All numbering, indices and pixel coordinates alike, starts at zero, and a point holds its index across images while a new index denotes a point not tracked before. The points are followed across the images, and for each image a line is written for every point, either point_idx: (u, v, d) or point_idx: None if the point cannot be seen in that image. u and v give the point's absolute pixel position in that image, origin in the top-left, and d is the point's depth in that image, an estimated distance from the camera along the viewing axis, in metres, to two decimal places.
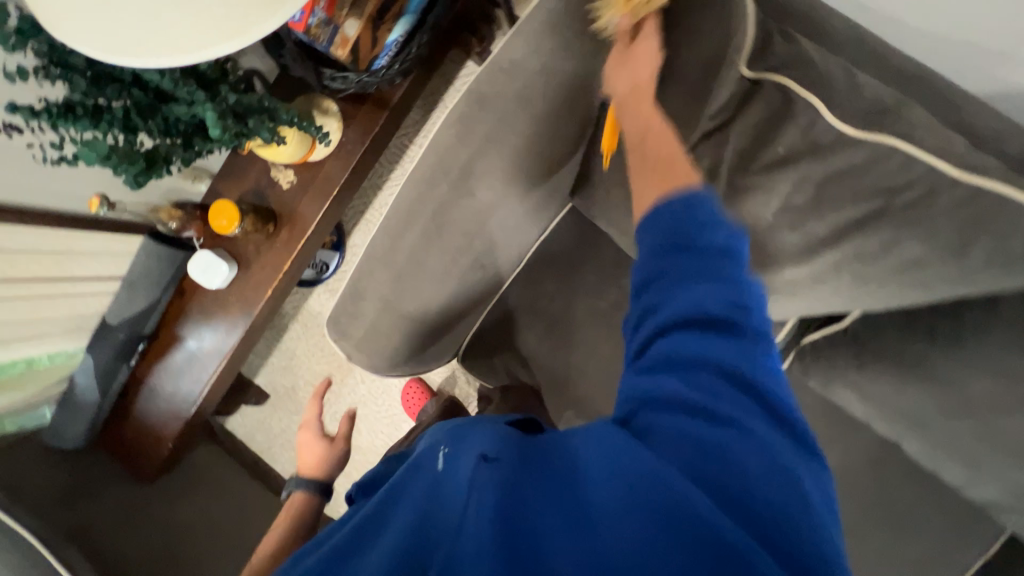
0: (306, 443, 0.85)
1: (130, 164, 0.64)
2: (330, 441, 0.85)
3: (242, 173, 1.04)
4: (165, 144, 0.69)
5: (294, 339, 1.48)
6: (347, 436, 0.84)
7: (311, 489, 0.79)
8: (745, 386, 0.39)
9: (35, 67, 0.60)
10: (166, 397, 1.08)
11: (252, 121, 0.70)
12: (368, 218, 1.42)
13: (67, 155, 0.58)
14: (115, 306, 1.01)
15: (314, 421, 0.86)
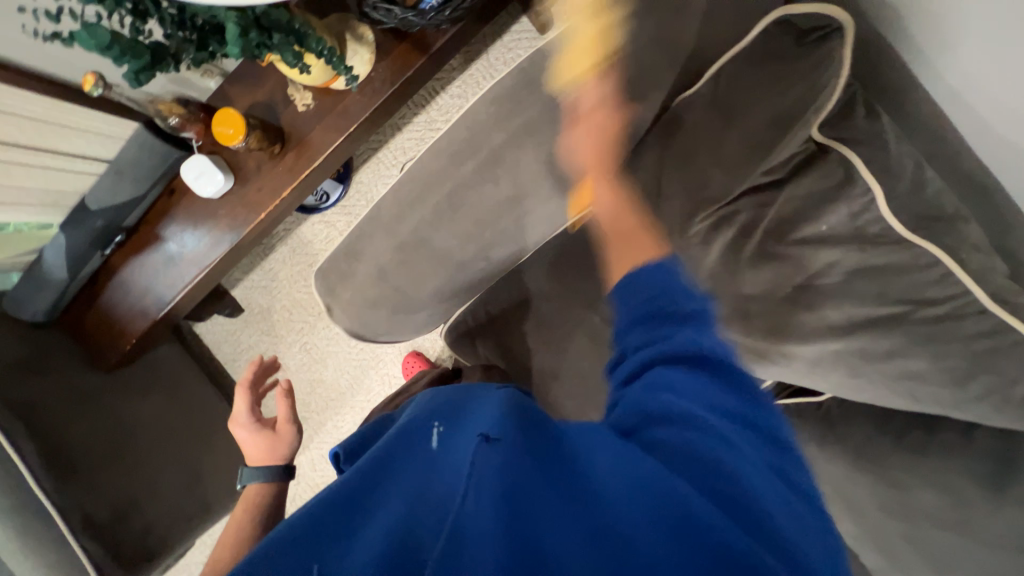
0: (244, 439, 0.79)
1: (134, 58, 0.58)
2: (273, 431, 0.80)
3: (257, 83, 0.96)
4: (178, 37, 0.62)
5: (278, 262, 1.44)
6: (290, 414, 0.82)
7: (270, 477, 0.75)
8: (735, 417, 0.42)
9: None
10: (136, 293, 1.05)
11: (277, 38, 0.63)
12: (381, 158, 1.36)
13: (62, 32, 0.52)
14: (98, 189, 0.95)
15: (247, 412, 0.81)
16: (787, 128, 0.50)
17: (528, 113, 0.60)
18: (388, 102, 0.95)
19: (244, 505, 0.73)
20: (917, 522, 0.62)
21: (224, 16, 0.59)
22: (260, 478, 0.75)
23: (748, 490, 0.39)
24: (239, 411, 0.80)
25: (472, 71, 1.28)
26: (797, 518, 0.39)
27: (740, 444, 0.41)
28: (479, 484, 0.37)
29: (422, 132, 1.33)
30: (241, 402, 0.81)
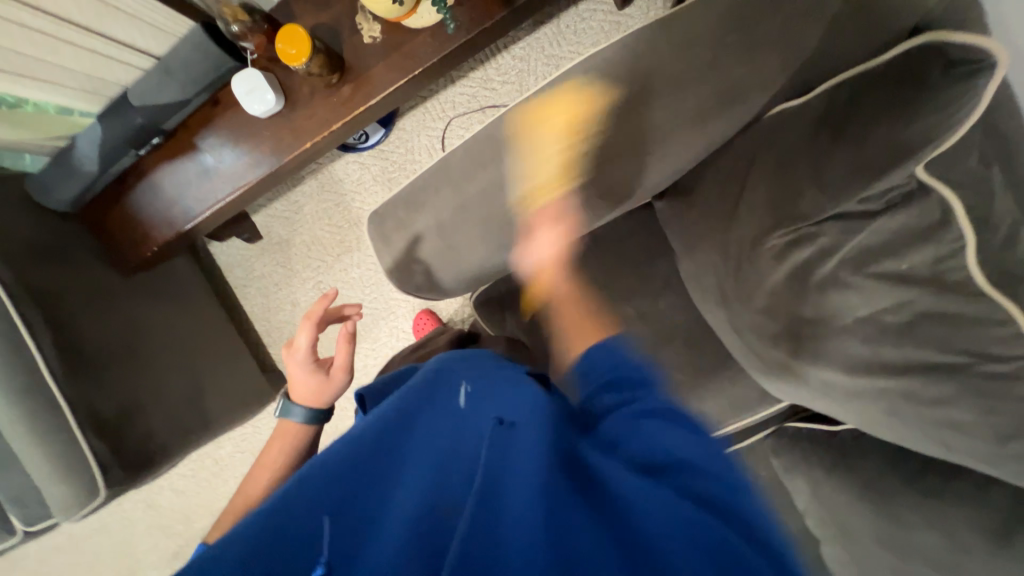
0: (297, 372, 0.82)
1: None
2: (326, 373, 0.82)
3: (324, 4, 0.90)
4: None
5: (305, 196, 1.41)
6: (345, 365, 0.82)
7: (312, 419, 0.80)
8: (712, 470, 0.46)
9: None
10: (163, 200, 1.02)
11: None
12: (428, 108, 1.31)
13: None
14: (142, 86, 0.91)
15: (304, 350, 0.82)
16: (896, 161, 0.48)
17: (624, 93, 0.58)
18: (457, 51, 0.91)
19: (283, 438, 0.79)
20: (910, 560, 0.65)
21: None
22: (302, 418, 0.80)
23: (731, 492, 0.45)
24: (301, 345, 0.81)
25: (538, 34, 1.22)
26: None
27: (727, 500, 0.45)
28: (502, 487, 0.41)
29: (476, 90, 1.28)
30: (305, 335, 0.82)
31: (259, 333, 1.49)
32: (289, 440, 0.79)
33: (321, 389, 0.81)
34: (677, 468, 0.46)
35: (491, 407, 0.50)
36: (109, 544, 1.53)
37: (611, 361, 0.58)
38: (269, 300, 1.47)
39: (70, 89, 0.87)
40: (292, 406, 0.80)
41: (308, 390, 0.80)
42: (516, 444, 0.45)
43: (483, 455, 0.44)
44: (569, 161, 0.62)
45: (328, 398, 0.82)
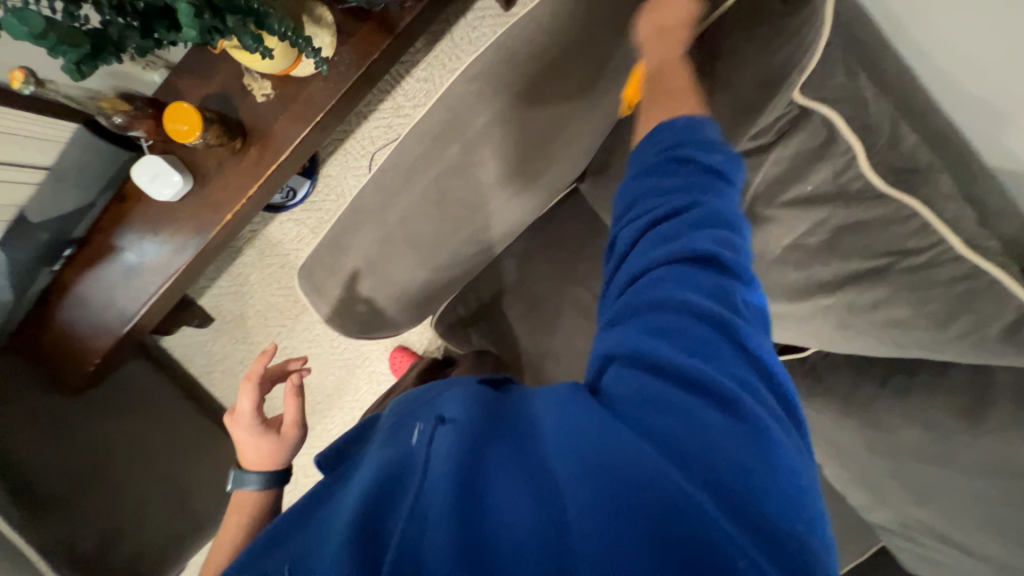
0: (245, 437, 0.78)
1: (73, 46, 0.53)
2: (276, 433, 0.78)
3: (209, 73, 0.89)
4: (117, 24, 0.56)
5: (248, 265, 1.37)
6: (296, 420, 0.79)
7: (268, 485, 0.75)
8: (723, 372, 0.39)
9: None
10: (94, 309, 0.97)
11: (233, 20, 0.59)
12: (348, 149, 1.30)
13: None
14: (42, 199, 0.87)
15: (248, 415, 0.78)
16: (772, 93, 0.52)
17: (513, 85, 0.58)
18: (354, 88, 0.90)
19: (241, 510, 0.73)
20: (901, 460, 0.67)
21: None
22: (257, 485, 0.75)
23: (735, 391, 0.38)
24: (245, 408, 0.78)
25: (437, 52, 1.23)
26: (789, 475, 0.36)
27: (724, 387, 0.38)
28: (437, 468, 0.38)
29: (390, 119, 1.28)
30: (248, 396, 0.78)
31: None
32: (243, 513, 0.73)
33: (273, 451, 0.77)
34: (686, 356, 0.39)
35: (446, 396, 0.47)
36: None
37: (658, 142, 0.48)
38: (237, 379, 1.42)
39: None
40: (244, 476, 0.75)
41: (259, 454, 0.76)
42: (449, 446, 0.39)
43: (425, 455, 0.40)
44: (478, 167, 0.62)
45: (283, 459, 0.78)
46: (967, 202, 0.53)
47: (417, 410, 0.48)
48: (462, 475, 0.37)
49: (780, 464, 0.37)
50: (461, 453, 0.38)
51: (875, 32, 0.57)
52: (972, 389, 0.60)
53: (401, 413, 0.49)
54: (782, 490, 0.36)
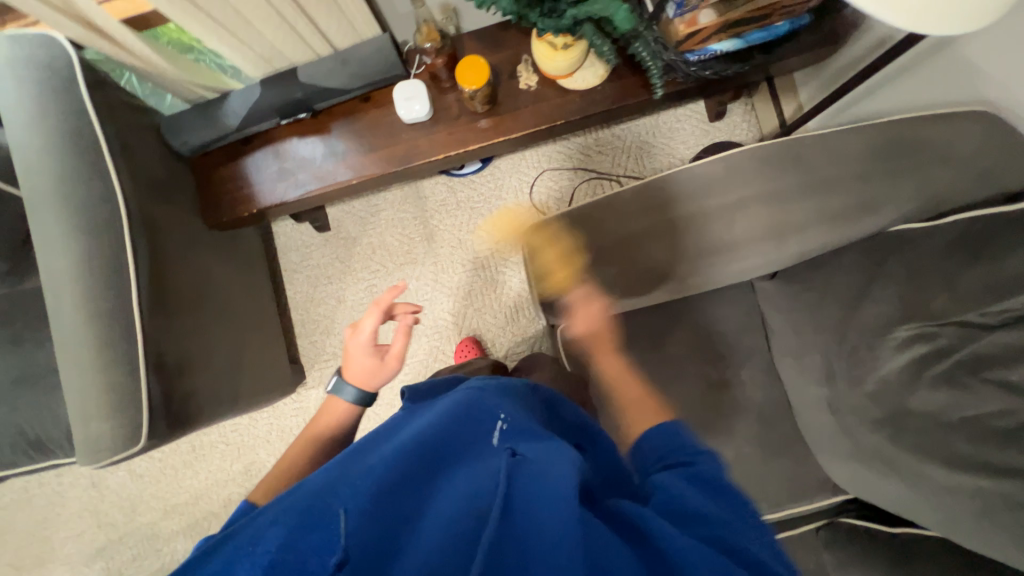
0: (354, 351, 0.85)
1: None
2: (381, 357, 0.85)
3: (494, 46, 1.02)
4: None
5: (387, 202, 1.45)
6: (400, 356, 0.85)
7: (362, 400, 0.84)
8: (747, 539, 0.47)
9: None
10: (280, 168, 1.06)
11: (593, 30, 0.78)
12: (524, 156, 1.44)
13: None
14: (316, 66, 0.98)
15: (364, 332, 0.85)
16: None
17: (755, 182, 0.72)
18: (597, 115, 1.04)
19: (333, 413, 0.83)
20: None
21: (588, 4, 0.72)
22: (354, 397, 0.83)
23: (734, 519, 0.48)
24: (365, 327, 0.85)
25: (639, 122, 1.40)
26: None
27: (739, 532, 0.47)
28: (513, 494, 0.45)
29: (572, 152, 1.42)
30: (371, 320, 0.85)
31: (294, 320, 1.45)
32: (334, 416, 0.82)
33: (373, 373, 0.85)
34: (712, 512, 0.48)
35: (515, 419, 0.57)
36: (74, 506, 1.46)
37: (651, 450, 0.58)
38: (316, 290, 1.45)
39: (251, 51, 0.92)
40: (342, 386, 0.83)
41: (363, 371, 0.84)
42: (538, 469, 0.48)
43: (507, 472, 0.47)
44: (694, 229, 0.74)
45: (378, 383, 0.85)
46: None
47: (482, 411, 0.58)
48: (541, 513, 0.43)
49: None
50: (533, 492, 0.45)
51: None
52: None
53: (472, 401, 0.60)
54: None
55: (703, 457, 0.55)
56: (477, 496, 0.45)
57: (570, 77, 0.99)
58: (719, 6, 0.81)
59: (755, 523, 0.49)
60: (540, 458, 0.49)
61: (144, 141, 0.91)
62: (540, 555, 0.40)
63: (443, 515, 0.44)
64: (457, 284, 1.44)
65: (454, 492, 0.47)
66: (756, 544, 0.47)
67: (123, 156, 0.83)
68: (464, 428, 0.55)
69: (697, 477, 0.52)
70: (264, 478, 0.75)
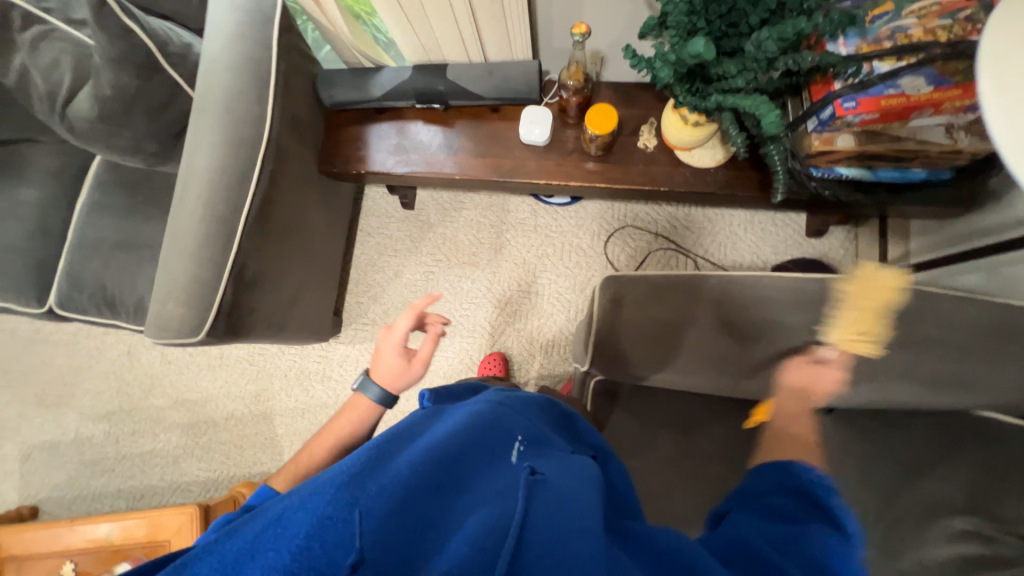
0: (384, 351, 0.88)
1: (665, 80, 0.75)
2: (407, 360, 0.88)
3: (627, 101, 1.07)
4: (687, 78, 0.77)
5: (472, 202, 1.52)
6: (425, 363, 0.88)
7: (384, 401, 0.86)
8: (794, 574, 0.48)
9: None
10: (397, 144, 1.15)
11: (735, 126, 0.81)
12: (612, 206, 1.46)
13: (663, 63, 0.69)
14: (464, 69, 1.06)
15: (394, 337, 0.88)
16: None
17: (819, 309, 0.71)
18: (701, 194, 1.05)
19: (354, 412, 0.86)
20: None
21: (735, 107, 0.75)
22: (377, 396, 0.86)
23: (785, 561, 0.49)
24: (395, 330, 0.88)
25: (732, 212, 1.40)
26: None
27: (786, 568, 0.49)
28: (533, 516, 0.48)
29: (659, 218, 1.44)
30: (402, 323, 0.89)
31: (350, 277, 1.53)
32: (356, 414, 0.85)
33: (398, 375, 0.87)
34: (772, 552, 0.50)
35: (535, 449, 0.61)
36: (104, 365, 1.57)
37: (758, 482, 0.61)
38: (379, 258, 1.54)
39: (417, 40, 1.02)
40: (366, 386, 0.86)
41: (388, 373, 0.86)
42: (551, 497, 0.51)
43: (528, 495, 0.50)
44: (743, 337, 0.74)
45: (401, 385, 0.88)
46: None
47: (504, 427, 0.60)
48: (562, 537, 0.46)
49: None
50: (552, 519, 0.48)
51: None
52: None
53: (497, 413, 0.62)
54: None
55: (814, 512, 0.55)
56: (503, 511, 0.47)
57: (688, 152, 1.02)
58: (861, 137, 0.81)
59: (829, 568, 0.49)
60: (553, 488, 0.53)
61: (301, 86, 1.02)
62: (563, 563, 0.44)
63: (472, 526, 0.45)
64: (507, 299, 1.47)
65: (478, 504, 0.49)
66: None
67: (283, 93, 0.94)
68: (485, 439, 0.57)
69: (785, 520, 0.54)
70: (287, 467, 0.81)
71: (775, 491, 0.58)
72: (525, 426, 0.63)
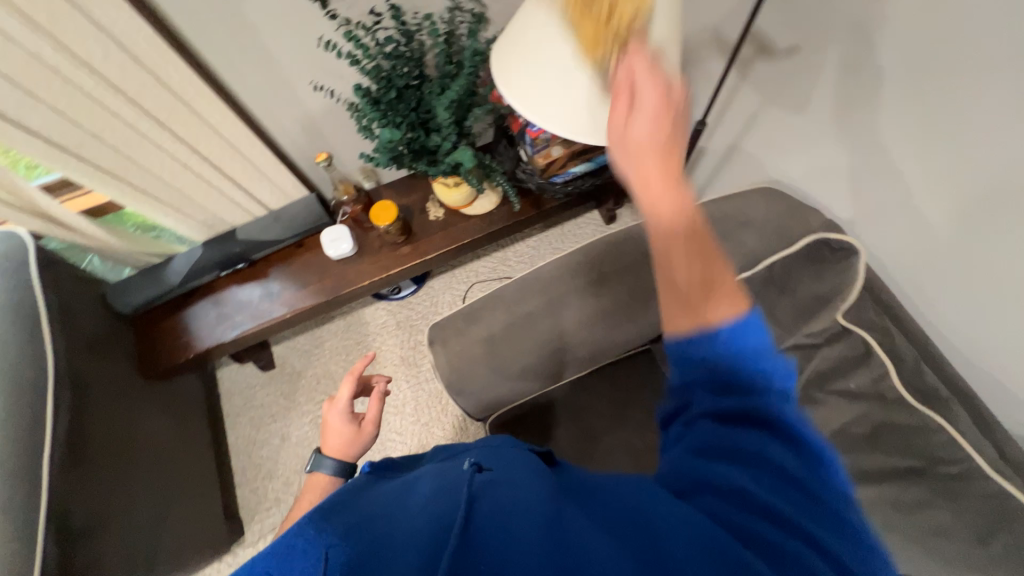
0: (329, 422, 0.78)
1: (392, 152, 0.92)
2: (358, 425, 0.78)
3: (406, 191, 1.25)
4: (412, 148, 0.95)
5: (330, 331, 1.53)
6: (377, 421, 0.78)
7: (343, 474, 0.76)
8: (769, 444, 0.45)
9: (388, 82, 0.88)
10: (218, 315, 1.16)
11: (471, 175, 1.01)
12: (454, 274, 1.60)
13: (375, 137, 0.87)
14: (252, 226, 1.17)
15: (339, 401, 0.78)
16: (823, 309, 0.75)
17: (593, 269, 0.87)
18: (499, 230, 1.22)
19: (312, 492, 0.73)
20: None
21: (455, 158, 0.95)
22: (330, 470, 0.75)
23: (738, 437, 0.46)
24: (338, 397, 0.78)
25: (547, 233, 1.62)
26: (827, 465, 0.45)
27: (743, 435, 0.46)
28: (485, 493, 0.44)
29: (495, 264, 1.60)
30: (344, 389, 0.79)
31: (234, 469, 1.39)
32: (316, 496, 0.73)
33: (351, 441, 0.77)
34: (738, 439, 0.46)
35: (500, 453, 0.58)
36: None
37: (685, 375, 0.49)
38: (258, 432, 1.43)
39: (194, 221, 1.09)
40: (317, 458, 0.75)
41: (338, 441, 0.76)
42: (512, 480, 0.49)
43: (482, 482, 0.47)
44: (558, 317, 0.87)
45: (355, 452, 0.77)
46: (981, 443, 0.63)
47: (457, 461, 0.58)
48: (530, 509, 0.43)
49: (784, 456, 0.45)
50: (517, 499, 0.44)
51: (883, 299, 0.80)
52: None
53: (446, 462, 0.59)
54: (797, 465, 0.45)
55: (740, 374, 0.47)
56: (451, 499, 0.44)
57: (470, 206, 1.20)
58: (565, 143, 1.07)
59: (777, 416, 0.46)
60: (510, 473, 0.51)
61: (86, 309, 1.01)
62: (521, 526, 0.40)
63: (419, 524, 0.42)
64: (403, 401, 1.46)
65: (423, 507, 0.45)
66: (763, 437, 0.46)
67: (60, 322, 0.92)
68: (436, 474, 0.54)
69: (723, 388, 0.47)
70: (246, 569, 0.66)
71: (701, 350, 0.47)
72: (480, 450, 0.61)
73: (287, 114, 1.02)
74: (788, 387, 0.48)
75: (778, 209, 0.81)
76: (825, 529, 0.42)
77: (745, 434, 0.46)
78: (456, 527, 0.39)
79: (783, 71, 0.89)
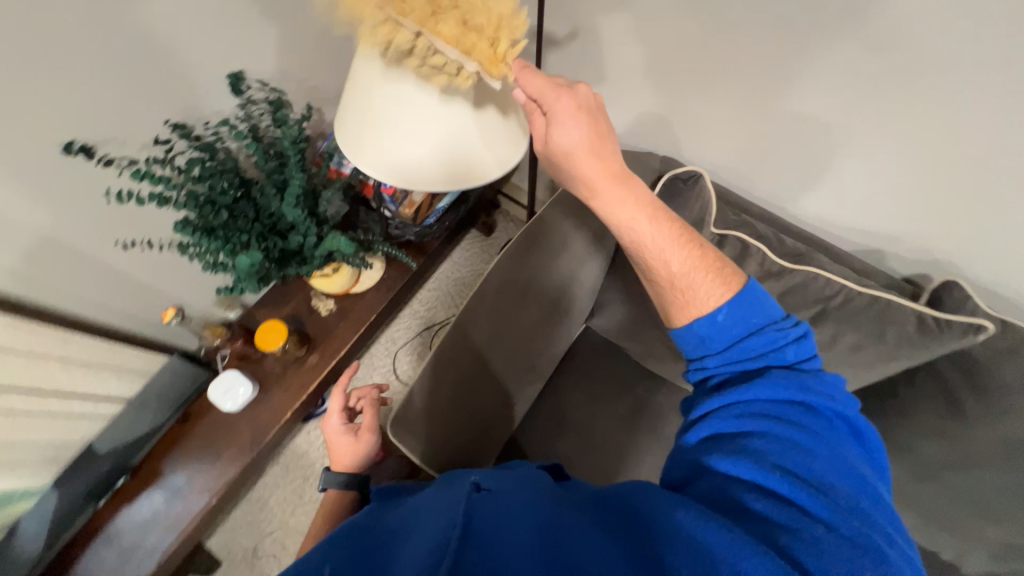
0: (330, 440, 0.85)
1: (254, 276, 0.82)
2: (356, 435, 0.84)
3: (282, 300, 1.12)
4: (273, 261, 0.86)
5: (267, 486, 1.30)
6: (373, 426, 0.84)
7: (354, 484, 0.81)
8: (782, 429, 0.51)
9: (212, 207, 0.77)
10: (122, 549, 0.93)
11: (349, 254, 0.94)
12: (372, 353, 1.48)
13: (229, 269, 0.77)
14: (112, 430, 0.91)
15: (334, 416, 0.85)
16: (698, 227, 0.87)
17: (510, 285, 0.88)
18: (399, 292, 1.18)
19: (326, 508, 0.79)
20: (940, 475, 0.76)
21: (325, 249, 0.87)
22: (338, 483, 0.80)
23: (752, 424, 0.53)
24: (331, 412, 0.86)
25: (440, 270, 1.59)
26: (857, 507, 0.47)
27: (788, 439, 0.51)
28: (476, 513, 0.46)
29: (408, 323, 1.53)
30: (334, 403, 0.86)
31: None
32: (332, 504, 0.80)
33: (351, 452, 0.83)
34: (767, 428, 0.52)
35: (495, 471, 0.57)
36: None
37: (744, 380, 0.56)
38: None
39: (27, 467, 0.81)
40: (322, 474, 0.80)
41: (339, 453, 0.83)
42: (505, 488, 0.50)
43: (481, 504, 0.48)
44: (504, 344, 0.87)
45: (359, 460, 0.83)
46: (846, 270, 0.80)
47: (458, 478, 0.56)
48: (527, 522, 0.45)
49: (809, 457, 0.49)
50: (514, 511, 0.46)
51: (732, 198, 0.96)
52: (938, 387, 0.75)
53: (444, 486, 0.56)
54: (828, 475, 0.48)
55: (785, 400, 0.54)
56: (446, 521, 0.46)
57: (357, 284, 1.12)
58: None
59: (805, 430, 0.52)
60: (502, 487, 0.51)
61: None
62: (511, 542, 0.42)
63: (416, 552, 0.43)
64: None
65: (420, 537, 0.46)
66: (783, 434, 0.51)
67: None
68: (433, 500, 0.54)
69: (788, 411, 0.53)
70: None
71: (757, 342, 0.58)
72: (480, 472, 0.58)
73: (96, 287, 0.81)
74: (800, 395, 0.54)
75: (628, 165, 0.91)
76: (835, 482, 0.48)
77: (759, 403, 0.54)
78: (452, 546, 0.42)
79: (572, 54, 1.00)
